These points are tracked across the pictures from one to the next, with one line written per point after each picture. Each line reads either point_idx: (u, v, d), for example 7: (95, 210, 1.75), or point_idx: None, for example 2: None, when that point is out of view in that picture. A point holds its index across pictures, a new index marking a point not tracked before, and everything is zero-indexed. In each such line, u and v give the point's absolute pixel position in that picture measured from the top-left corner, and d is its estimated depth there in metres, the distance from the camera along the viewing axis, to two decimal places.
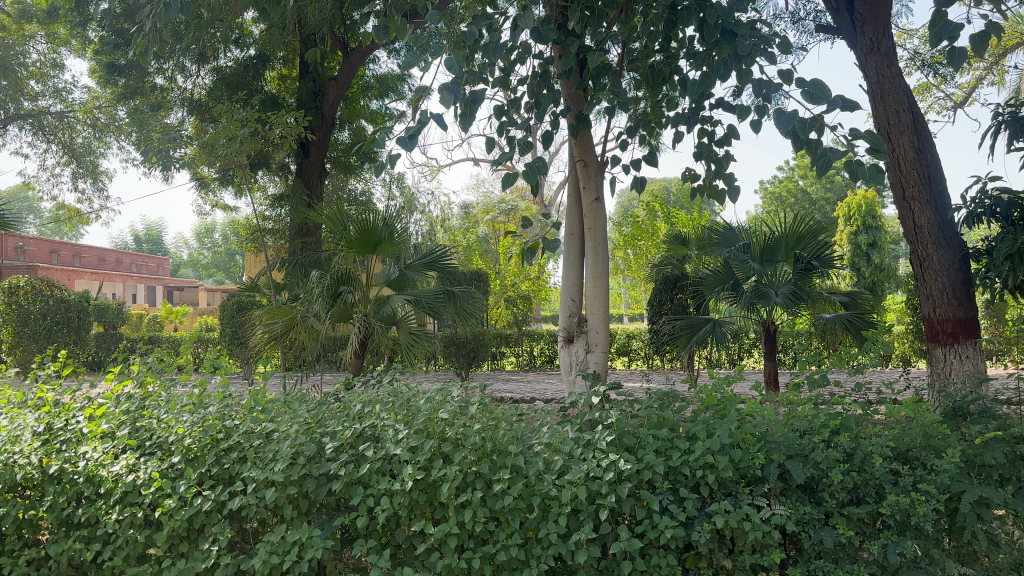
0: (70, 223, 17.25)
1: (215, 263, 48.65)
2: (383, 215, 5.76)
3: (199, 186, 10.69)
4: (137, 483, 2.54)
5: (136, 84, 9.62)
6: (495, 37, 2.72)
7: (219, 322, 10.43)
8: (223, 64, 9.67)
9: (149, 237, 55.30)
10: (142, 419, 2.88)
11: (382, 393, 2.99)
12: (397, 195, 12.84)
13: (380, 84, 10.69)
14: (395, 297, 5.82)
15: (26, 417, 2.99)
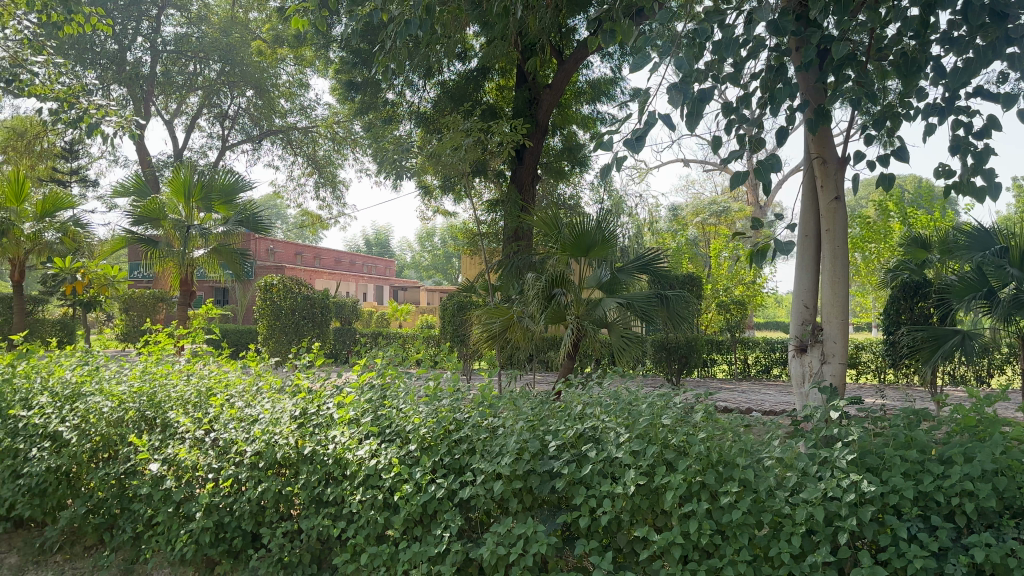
0: (312, 229, 19.19)
1: (434, 265, 52.06)
2: (596, 218, 5.79)
3: (423, 194, 11.43)
4: (379, 467, 2.75)
5: (371, 100, 10.48)
6: (729, 33, 2.63)
7: (441, 320, 11.08)
8: (447, 77, 10.31)
9: (378, 241, 60.50)
10: (383, 408, 3.11)
11: (602, 395, 2.99)
12: (606, 199, 12.86)
13: (593, 89, 10.79)
14: (607, 300, 5.79)
15: (286, 402, 3.32)
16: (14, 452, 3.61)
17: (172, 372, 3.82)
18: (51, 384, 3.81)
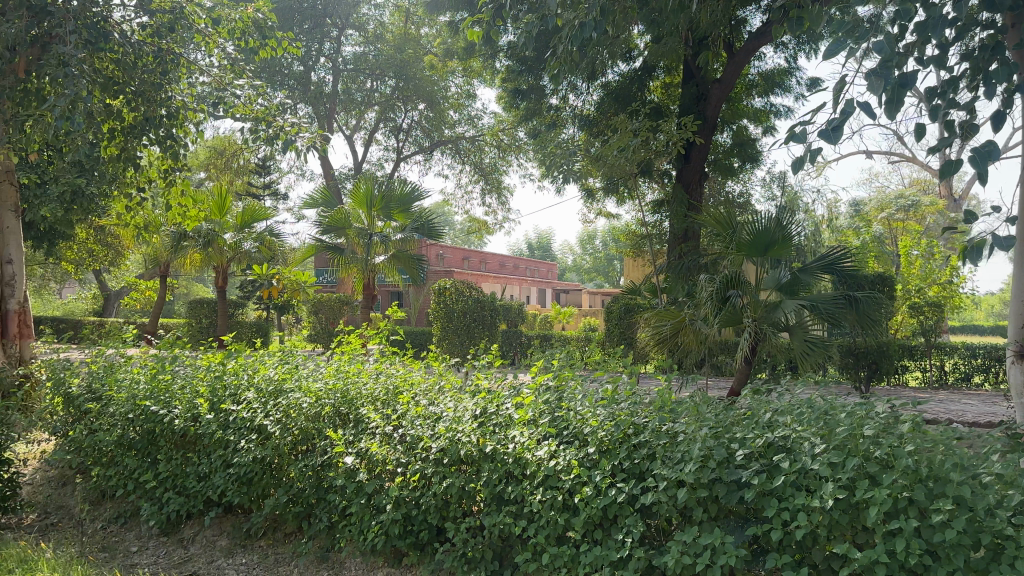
0: (480, 234, 19.87)
1: (596, 267, 52.18)
2: (774, 215, 5.52)
3: (587, 197, 11.49)
4: (559, 468, 2.77)
5: (536, 106, 10.75)
6: (935, 11, 2.42)
7: (608, 323, 11.08)
8: (610, 79, 10.32)
9: (541, 245, 61.68)
10: (561, 410, 3.13)
11: (792, 403, 2.84)
12: (778, 194, 12.31)
13: (766, 81, 10.36)
14: (788, 302, 5.49)
15: (467, 401, 3.42)
16: (225, 444, 3.94)
17: (362, 371, 4.03)
18: (257, 381, 4.14)
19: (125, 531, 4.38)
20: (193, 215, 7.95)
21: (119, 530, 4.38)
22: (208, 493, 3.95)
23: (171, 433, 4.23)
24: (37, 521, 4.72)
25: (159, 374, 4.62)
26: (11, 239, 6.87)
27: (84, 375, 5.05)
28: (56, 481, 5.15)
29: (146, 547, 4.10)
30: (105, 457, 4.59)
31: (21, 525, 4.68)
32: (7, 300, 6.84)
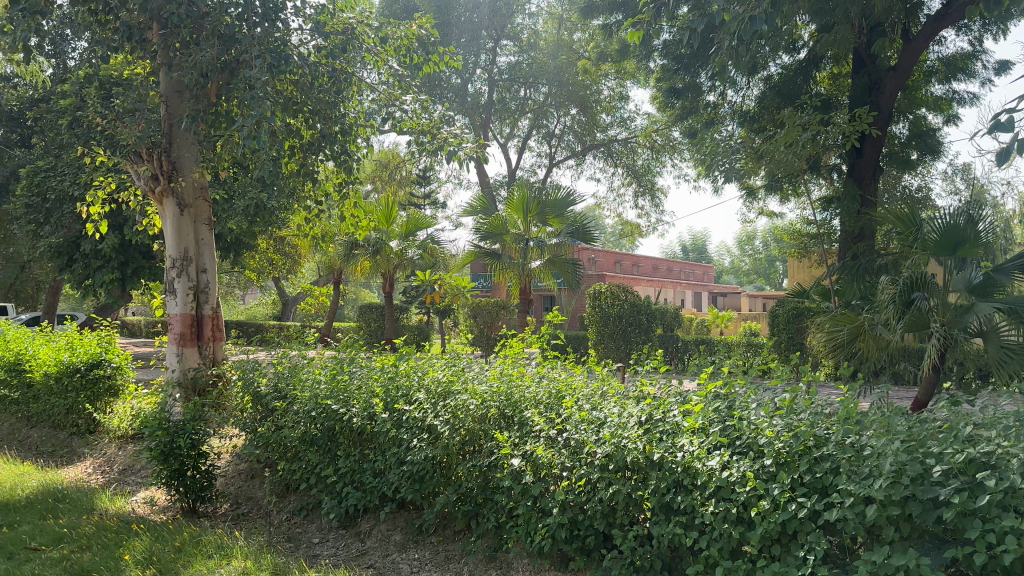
0: (633, 238, 19.79)
1: (756, 270, 50.45)
2: (965, 212, 5.09)
3: (747, 197, 11.16)
4: (732, 480, 2.70)
5: (692, 105, 11.19)
6: None
7: (775, 330, 10.96)
8: (772, 71, 10.14)
9: (696, 246, 60.68)
10: (733, 418, 3.02)
11: (996, 418, 2.59)
12: (961, 187, 11.35)
13: (947, 67, 9.51)
14: (983, 305, 4.98)
15: (632, 407, 3.36)
16: (397, 442, 4.13)
17: (525, 375, 4.10)
18: (426, 382, 4.32)
19: (307, 522, 4.71)
20: (363, 224, 8.47)
21: (302, 521, 4.72)
22: (382, 489, 4.17)
23: (348, 431, 4.49)
24: (232, 509, 5.19)
25: (337, 375, 4.93)
26: (206, 251, 7.59)
27: (271, 375, 5.49)
28: (247, 473, 5.62)
29: (327, 538, 4.41)
30: (289, 452, 4.95)
31: (218, 512, 5.16)
32: (204, 306, 7.54)
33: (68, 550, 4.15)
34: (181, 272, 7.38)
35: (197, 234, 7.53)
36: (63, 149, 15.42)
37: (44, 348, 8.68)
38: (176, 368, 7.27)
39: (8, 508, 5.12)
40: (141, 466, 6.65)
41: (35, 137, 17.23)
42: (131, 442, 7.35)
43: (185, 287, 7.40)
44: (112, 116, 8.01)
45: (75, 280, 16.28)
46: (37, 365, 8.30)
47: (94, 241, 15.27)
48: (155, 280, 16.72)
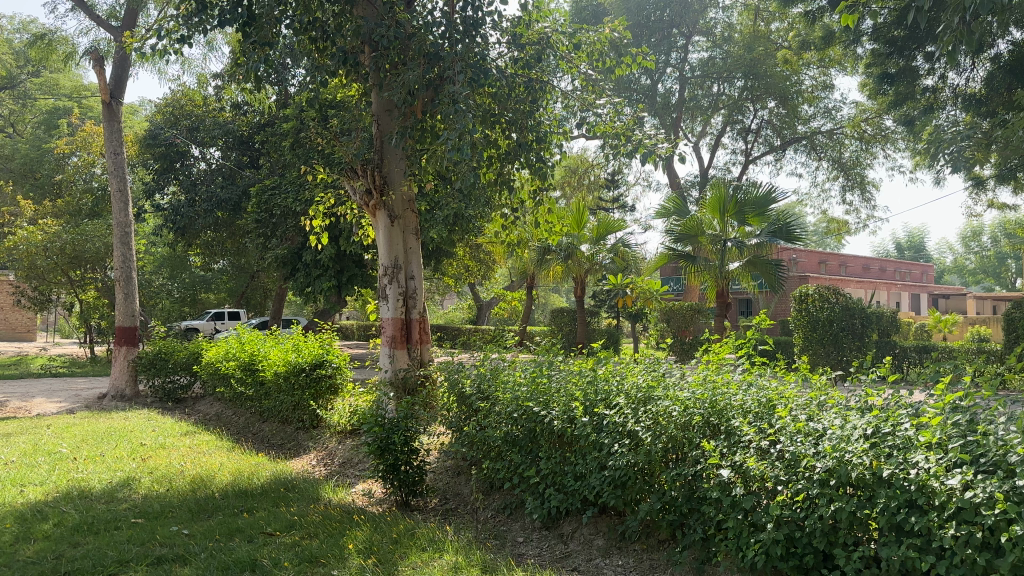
0: (839, 236, 18.57)
1: (984, 269, 45.40)
2: None
3: (974, 187, 10.09)
4: (978, 502, 2.45)
5: (908, 90, 10.42)
6: None
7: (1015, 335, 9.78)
8: (1001, 49, 9.17)
9: (912, 244, 55.74)
10: (976, 433, 2.73)
11: None
12: None
13: None
14: None
15: (855, 418, 3.13)
16: (599, 446, 4.13)
17: (731, 381, 3.94)
18: (627, 387, 4.28)
19: (511, 521, 4.85)
20: (557, 229, 8.61)
21: (507, 519, 4.88)
22: (584, 492, 4.19)
23: (549, 433, 4.55)
24: (440, 505, 5.46)
25: (537, 378, 5.03)
26: (413, 259, 8.06)
27: (474, 376, 5.71)
28: (453, 470, 5.90)
29: (531, 538, 4.52)
30: (492, 452, 5.12)
31: (428, 507, 5.45)
32: (412, 310, 7.99)
33: (300, 536, 4.56)
34: (392, 279, 7.90)
35: (406, 243, 8.00)
36: (287, 169, 17.11)
37: (274, 349, 9.64)
38: (388, 369, 7.78)
39: (249, 494, 5.73)
40: (359, 459, 7.18)
41: (265, 159, 19.26)
42: (349, 437, 7.97)
43: (395, 292, 7.90)
44: (330, 137, 8.77)
45: (298, 288, 17.97)
46: (270, 365, 9.24)
47: (313, 252, 16.77)
48: (364, 286, 18.05)
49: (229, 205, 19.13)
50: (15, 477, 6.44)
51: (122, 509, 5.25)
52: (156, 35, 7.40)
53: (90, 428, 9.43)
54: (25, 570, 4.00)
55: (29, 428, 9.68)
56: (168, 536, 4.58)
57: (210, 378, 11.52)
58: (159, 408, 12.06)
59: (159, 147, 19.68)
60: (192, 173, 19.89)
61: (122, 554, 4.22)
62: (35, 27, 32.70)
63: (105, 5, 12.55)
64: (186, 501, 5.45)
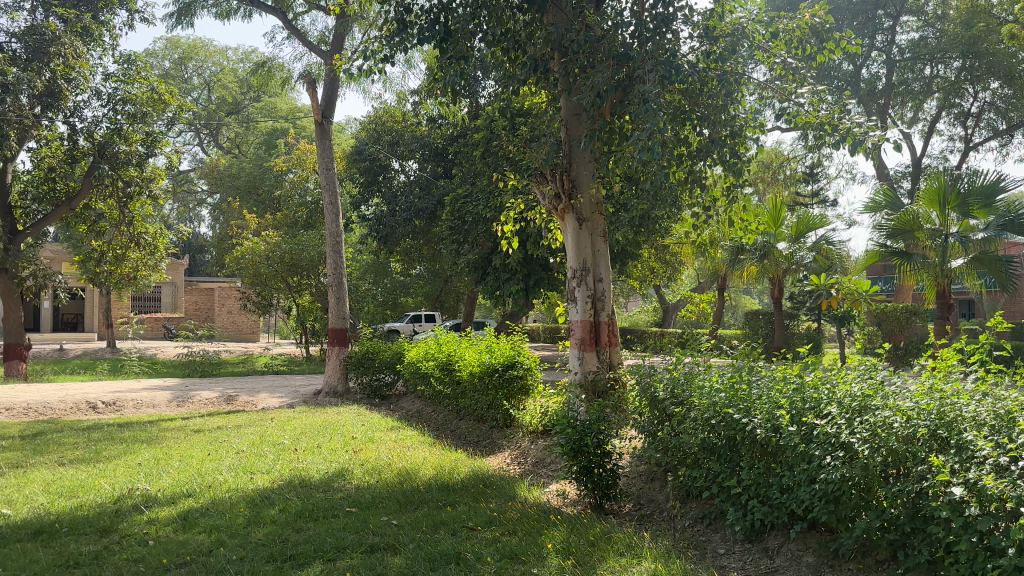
0: None
1: None
2: None
3: None
4: None
5: None
6: None
7: None
8: None
9: None
10: None
11: None
12: None
13: None
14: None
15: None
16: (807, 458, 3.87)
17: (963, 392, 3.55)
18: (839, 395, 3.98)
19: (711, 531, 4.68)
20: (753, 228, 8.22)
21: (706, 530, 4.71)
22: (791, 505, 3.95)
23: (752, 442, 4.33)
24: (635, 510, 5.39)
25: (736, 383, 4.82)
26: (602, 261, 8.05)
27: (667, 381, 5.57)
28: (647, 476, 5.79)
29: (732, 550, 4.34)
30: (689, 458, 4.97)
31: (622, 511, 5.40)
32: (601, 313, 7.97)
33: (499, 532, 4.70)
34: (581, 282, 7.93)
35: (594, 245, 8.01)
36: (478, 178, 17.79)
37: (469, 351, 10.04)
38: (578, 371, 7.84)
39: (449, 488, 6.00)
40: (551, 460, 7.27)
41: (457, 168, 20.18)
42: (541, 437, 8.11)
43: (585, 295, 7.93)
44: (520, 144, 9.00)
45: (488, 291, 18.61)
46: (466, 365, 9.62)
47: (503, 256, 17.30)
48: (552, 290, 18.36)
49: (425, 214, 20.24)
50: (248, 464, 7.21)
51: (337, 498, 5.69)
52: (362, 57, 7.99)
53: (307, 422, 10.35)
54: (259, 550, 4.45)
55: (258, 420, 10.79)
56: (379, 526, 4.90)
57: (410, 377, 12.23)
58: (366, 404, 13.00)
59: (364, 162, 21.26)
60: (392, 185, 21.25)
61: (340, 540, 4.57)
62: (257, 57, 36.51)
63: (316, 31, 13.91)
64: (394, 493, 5.81)
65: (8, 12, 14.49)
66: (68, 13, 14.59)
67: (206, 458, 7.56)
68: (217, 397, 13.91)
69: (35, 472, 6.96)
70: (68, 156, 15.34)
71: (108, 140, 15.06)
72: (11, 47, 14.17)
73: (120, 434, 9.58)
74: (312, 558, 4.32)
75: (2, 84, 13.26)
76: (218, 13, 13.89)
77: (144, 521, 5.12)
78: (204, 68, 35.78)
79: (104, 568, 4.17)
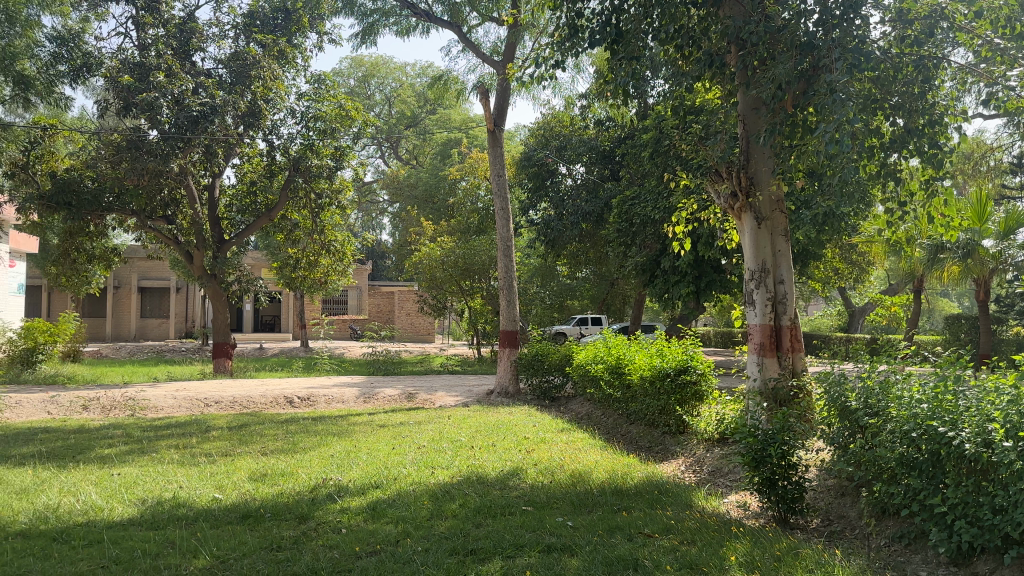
0: None
1: None
2: None
3: None
4: None
5: None
6: None
7: None
8: None
9: None
10: None
11: None
12: None
13: None
14: None
15: None
16: None
17: None
18: None
19: (910, 553, 4.30)
20: (957, 223, 7.48)
21: (905, 551, 4.34)
22: (1008, 529, 3.54)
23: (959, 458, 3.94)
24: (822, 526, 5.07)
25: (940, 394, 4.41)
26: (783, 261, 7.65)
27: (859, 389, 5.19)
28: (837, 490, 5.42)
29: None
30: (885, 473, 4.59)
31: (809, 526, 5.09)
32: (782, 317, 7.57)
33: (677, 541, 4.59)
34: (760, 284, 7.59)
35: (774, 246, 7.63)
36: (647, 179, 17.54)
37: (640, 354, 9.89)
38: (757, 378, 7.50)
39: (623, 493, 5.94)
40: (729, 469, 7.00)
41: (625, 170, 20.06)
42: (718, 445, 7.83)
43: (764, 298, 7.57)
44: (693, 142, 8.78)
45: (657, 294, 18.29)
46: (637, 369, 9.51)
47: (673, 258, 16.94)
48: (725, 292, 17.77)
49: (593, 217, 20.25)
50: (428, 459, 7.55)
51: (513, 496, 5.82)
52: (534, 63, 8.13)
53: (481, 421, 10.67)
54: (442, 543, 4.65)
55: (435, 418, 11.27)
56: (555, 526, 4.96)
57: (580, 379, 12.26)
58: (536, 405, 13.22)
59: (532, 167, 21.66)
60: (560, 189, 21.45)
61: (517, 538, 4.66)
62: (433, 71, 38.30)
63: (488, 42, 14.36)
64: (567, 495, 5.84)
65: (217, 41, 16.20)
66: (266, 38, 16.07)
67: (390, 453, 8.00)
68: (397, 394, 14.71)
69: (242, 460, 7.69)
70: (267, 171, 16.80)
71: (302, 155, 16.38)
72: (220, 74, 15.83)
73: (314, 427, 10.39)
74: (491, 553, 4.44)
75: (213, 108, 14.83)
76: (398, 31, 14.70)
77: (337, 509, 5.51)
78: (385, 84, 38.07)
79: (305, 552, 4.53)
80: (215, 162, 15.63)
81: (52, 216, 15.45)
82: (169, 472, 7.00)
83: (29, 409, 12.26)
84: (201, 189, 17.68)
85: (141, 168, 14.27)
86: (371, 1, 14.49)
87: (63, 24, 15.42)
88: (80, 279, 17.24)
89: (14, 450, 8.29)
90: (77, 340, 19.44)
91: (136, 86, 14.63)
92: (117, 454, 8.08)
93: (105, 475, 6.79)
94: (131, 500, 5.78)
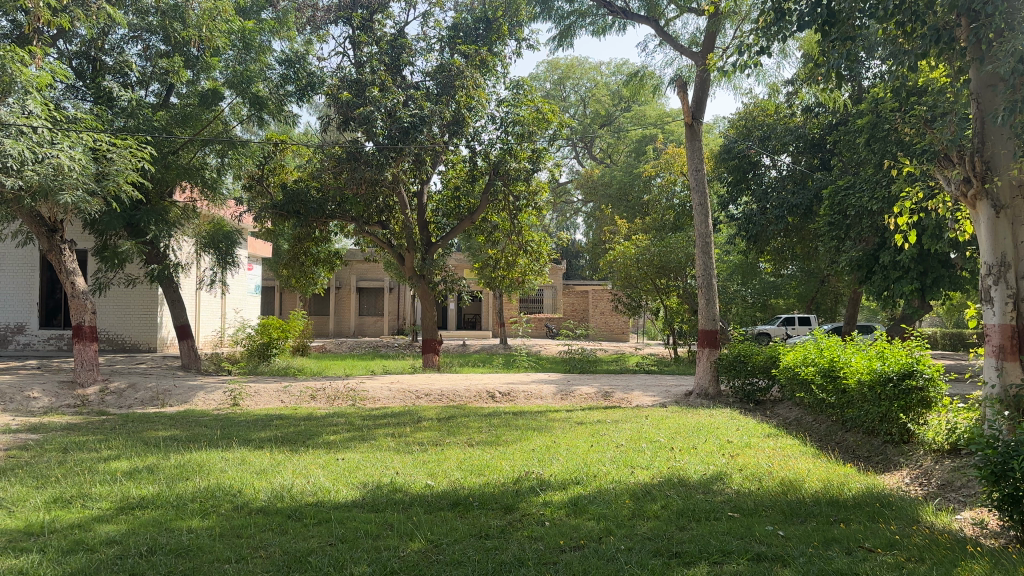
0: None
1: None
2: None
3: None
4: None
5: None
6: None
7: None
8: None
9: None
10: None
11: None
12: None
13: None
14: None
15: None
16: None
17: None
18: None
19: None
20: None
21: None
22: None
23: None
24: None
25: None
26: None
27: None
28: None
29: None
30: None
31: None
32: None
33: (903, 557, 4.21)
34: (999, 279, 6.73)
35: (1016, 236, 6.75)
36: (862, 167, 16.26)
37: (857, 357, 9.15)
38: (995, 384, 6.68)
39: (840, 504, 5.55)
40: (963, 483, 6.29)
41: (837, 159, 18.73)
42: (949, 457, 7.07)
43: (1004, 295, 6.71)
44: (916, 126, 7.98)
45: (875, 291, 16.85)
46: (853, 372, 8.82)
47: (893, 253, 15.53)
48: (954, 289, 16.02)
49: (800, 210, 19.02)
50: (628, 458, 7.52)
51: (718, 501, 5.64)
52: (737, 52, 7.80)
53: (682, 422, 10.43)
54: (646, 543, 4.60)
55: (633, 417, 11.17)
56: (765, 534, 4.73)
57: (788, 383, 11.59)
58: (739, 408, 12.71)
59: (732, 160, 20.87)
60: (763, 182, 20.52)
61: (725, 545, 4.51)
62: (627, 68, 38.07)
63: (686, 34, 14.05)
64: (777, 503, 5.55)
65: (425, 54, 17.18)
66: (469, 49, 16.81)
67: (590, 450, 8.07)
68: (594, 393, 14.74)
69: (449, 450, 8.13)
70: (470, 176, 17.63)
71: (502, 159, 16.95)
72: (427, 85, 16.80)
73: (515, 421, 10.74)
74: (697, 558, 4.34)
75: (421, 118, 15.67)
76: (594, 31, 14.78)
77: (541, 502, 5.65)
78: (579, 85, 38.47)
79: (511, 542, 4.69)
80: (423, 169, 16.57)
81: (282, 222, 17.42)
82: (386, 459, 7.56)
83: (266, 397, 13.79)
84: (410, 195, 18.86)
85: (359, 177, 15.65)
86: (568, 3, 14.69)
87: (290, 47, 17.22)
88: (306, 280, 19.17)
89: (254, 434, 9.34)
90: (305, 335, 21.53)
91: (354, 101, 15.77)
92: (339, 441, 8.85)
93: (331, 459, 7.46)
94: (354, 483, 6.31)
